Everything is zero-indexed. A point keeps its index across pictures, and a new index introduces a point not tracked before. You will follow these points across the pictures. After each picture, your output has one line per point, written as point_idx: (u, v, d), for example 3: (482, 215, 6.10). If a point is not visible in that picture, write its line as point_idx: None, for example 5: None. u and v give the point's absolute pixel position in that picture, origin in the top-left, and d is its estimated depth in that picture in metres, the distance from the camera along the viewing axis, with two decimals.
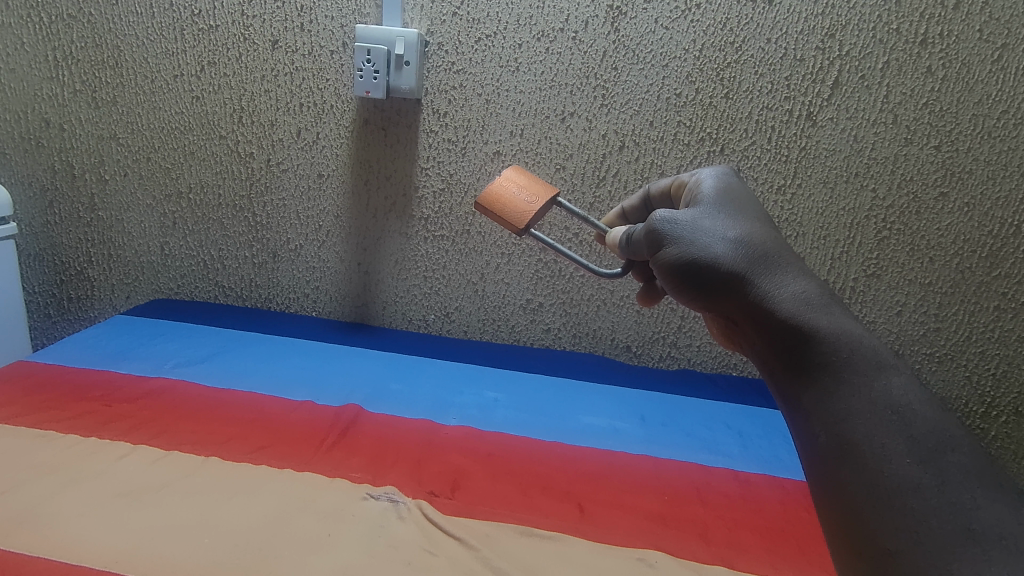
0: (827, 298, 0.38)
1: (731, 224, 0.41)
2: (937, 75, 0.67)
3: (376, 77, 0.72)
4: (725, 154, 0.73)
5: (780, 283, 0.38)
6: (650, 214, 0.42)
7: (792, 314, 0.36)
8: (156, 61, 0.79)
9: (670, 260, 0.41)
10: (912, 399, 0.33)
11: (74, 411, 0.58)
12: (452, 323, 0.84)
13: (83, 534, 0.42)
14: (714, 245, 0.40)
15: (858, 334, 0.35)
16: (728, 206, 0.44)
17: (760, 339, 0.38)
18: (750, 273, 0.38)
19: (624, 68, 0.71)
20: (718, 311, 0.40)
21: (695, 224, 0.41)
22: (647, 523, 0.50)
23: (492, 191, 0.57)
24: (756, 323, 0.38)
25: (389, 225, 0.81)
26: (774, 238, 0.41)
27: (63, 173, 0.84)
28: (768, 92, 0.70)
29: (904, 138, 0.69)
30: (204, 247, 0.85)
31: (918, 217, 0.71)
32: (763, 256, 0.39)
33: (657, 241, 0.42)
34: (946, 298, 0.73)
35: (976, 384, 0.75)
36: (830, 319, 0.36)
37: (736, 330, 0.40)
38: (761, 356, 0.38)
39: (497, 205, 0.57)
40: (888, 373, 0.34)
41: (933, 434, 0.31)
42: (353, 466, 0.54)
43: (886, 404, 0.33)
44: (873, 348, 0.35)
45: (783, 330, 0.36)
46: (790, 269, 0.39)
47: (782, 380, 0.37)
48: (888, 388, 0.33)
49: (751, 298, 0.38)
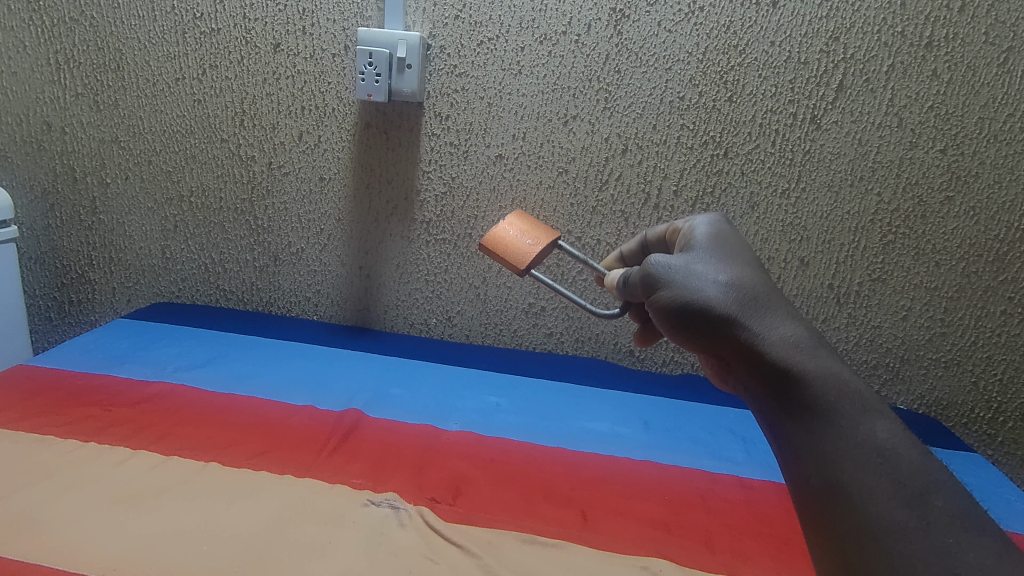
0: (818, 342, 0.36)
1: (723, 266, 0.40)
2: (943, 79, 0.66)
3: (378, 80, 0.72)
4: (729, 157, 0.72)
5: (770, 325, 0.36)
6: (647, 259, 0.42)
7: (782, 356, 0.35)
8: (158, 64, 0.78)
9: (664, 302, 0.40)
10: (898, 443, 0.31)
11: (74, 416, 0.58)
12: (453, 327, 0.84)
13: (80, 540, 0.42)
14: (705, 286, 0.38)
15: (844, 379, 0.34)
16: (722, 249, 0.43)
17: (751, 381, 0.36)
18: (740, 316, 0.37)
19: (627, 71, 0.71)
20: (710, 352, 0.38)
21: (688, 267, 0.40)
22: (651, 530, 0.50)
23: (495, 233, 0.57)
24: (746, 365, 0.36)
25: (391, 228, 0.81)
26: (765, 282, 0.39)
27: (65, 176, 0.83)
28: (772, 95, 0.69)
29: (910, 141, 0.69)
30: (205, 250, 0.85)
31: (924, 220, 0.71)
32: (753, 298, 0.38)
33: (652, 284, 0.41)
34: (952, 303, 0.73)
35: (983, 390, 0.75)
36: (817, 362, 0.34)
37: (727, 372, 0.38)
38: (753, 399, 0.36)
39: (497, 247, 0.56)
40: (874, 417, 0.32)
41: (920, 477, 0.30)
42: (353, 472, 0.53)
43: (873, 447, 0.31)
44: (860, 391, 0.33)
45: (772, 373, 0.35)
46: (780, 311, 0.37)
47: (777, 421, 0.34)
48: (874, 431, 0.31)
49: (740, 340, 0.36)
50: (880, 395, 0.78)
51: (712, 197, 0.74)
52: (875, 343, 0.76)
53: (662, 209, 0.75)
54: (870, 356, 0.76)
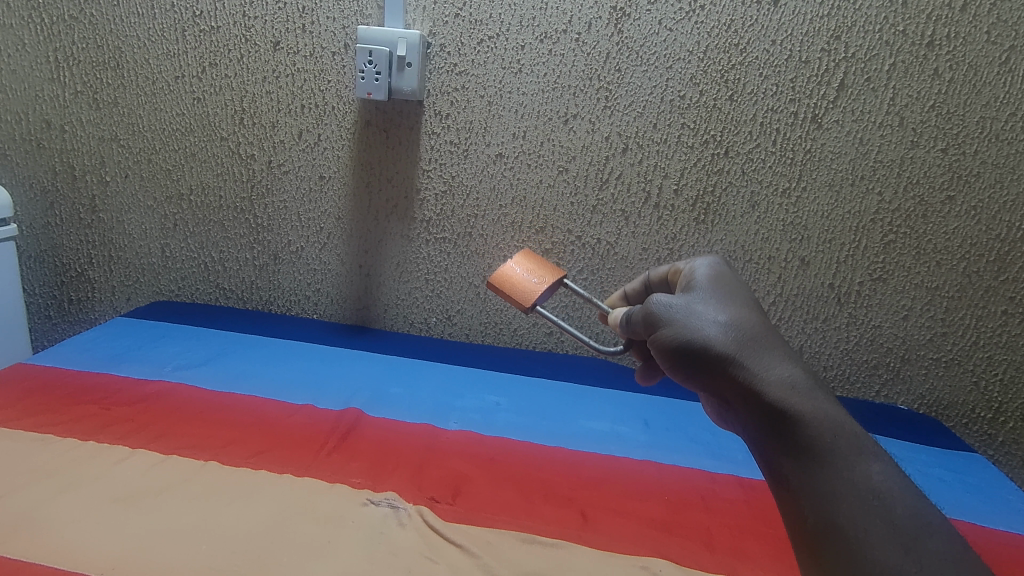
0: (816, 385, 0.36)
1: (723, 307, 0.41)
2: (944, 78, 0.66)
3: (377, 78, 0.72)
4: (730, 156, 0.72)
5: (768, 366, 0.36)
6: (650, 298, 0.43)
7: (779, 398, 0.35)
8: (157, 62, 0.78)
9: (665, 339, 0.40)
10: (894, 485, 0.31)
11: (73, 414, 0.58)
12: (453, 326, 0.84)
13: (80, 539, 0.42)
14: (706, 325, 0.39)
15: (839, 421, 0.33)
16: (722, 288, 0.43)
17: (750, 421, 0.36)
18: (739, 355, 0.37)
19: (627, 69, 0.71)
20: (709, 391, 0.38)
21: (688, 306, 0.41)
22: (650, 530, 0.49)
23: (501, 272, 0.57)
24: (745, 405, 0.36)
25: (391, 227, 0.80)
26: (764, 323, 0.39)
27: (64, 174, 0.83)
28: (772, 94, 0.69)
29: (911, 140, 0.69)
30: (205, 249, 0.85)
31: (925, 220, 0.70)
32: (752, 337, 0.38)
33: (654, 322, 0.42)
34: (953, 302, 0.73)
35: (983, 390, 0.75)
36: (814, 404, 0.34)
37: (727, 411, 0.38)
38: (752, 440, 0.36)
39: (502, 284, 0.57)
40: (869, 458, 0.32)
41: (915, 520, 0.30)
42: (352, 470, 0.53)
43: (868, 489, 0.31)
44: (855, 433, 0.33)
45: (770, 414, 0.35)
46: (778, 351, 0.37)
47: (774, 459, 0.34)
48: (869, 474, 0.31)
49: (739, 380, 0.36)
50: (881, 395, 0.78)
51: (712, 196, 0.73)
52: (876, 343, 0.76)
53: (663, 207, 0.75)
54: (870, 356, 0.76)
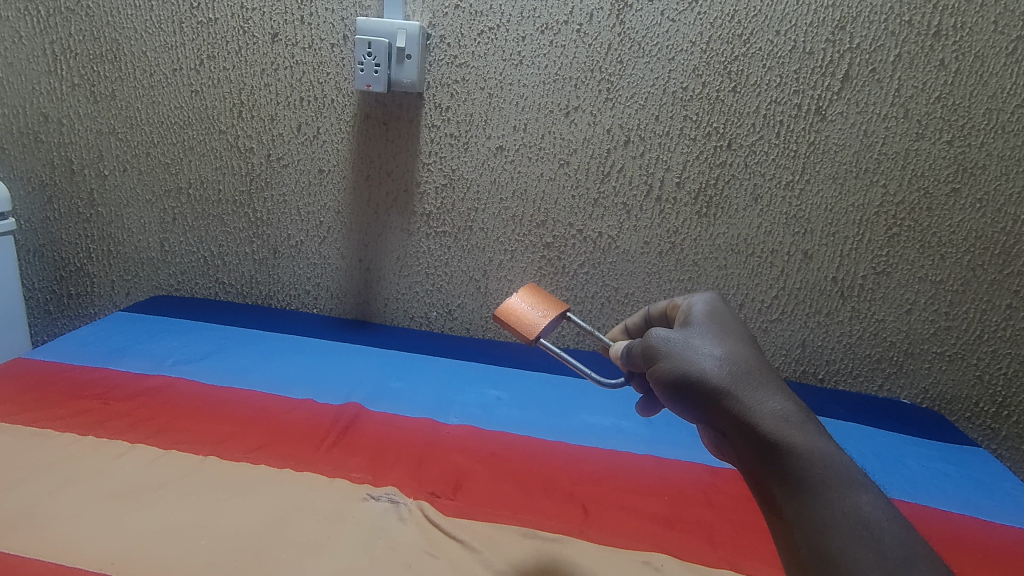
0: (808, 416, 0.36)
1: (718, 339, 0.40)
2: (950, 69, 0.65)
3: (377, 70, 0.71)
4: (733, 148, 0.71)
5: (762, 398, 0.36)
6: (648, 332, 0.42)
7: (773, 431, 0.35)
8: (155, 54, 0.78)
9: (663, 373, 0.40)
10: (882, 515, 0.31)
11: (73, 408, 0.58)
12: (454, 320, 0.83)
13: (78, 535, 0.42)
14: (702, 358, 0.39)
15: (830, 452, 0.34)
16: (720, 322, 0.42)
17: (744, 452, 0.36)
18: (733, 389, 0.37)
19: (629, 61, 0.70)
20: (705, 423, 0.38)
21: (685, 339, 0.40)
22: (653, 525, 0.49)
23: (506, 304, 0.54)
24: (739, 438, 0.36)
25: (391, 221, 0.80)
26: (758, 356, 0.39)
27: (62, 167, 0.83)
28: (776, 85, 0.69)
29: (916, 132, 0.68)
30: (204, 243, 0.84)
31: (929, 213, 0.70)
32: (747, 371, 0.38)
33: (651, 356, 0.41)
34: (958, 296, 0.72)
35: (987, 383, 0.74)
36: (806, 436, 0.34)
37: (722, 442, 0.38)
38: (747, 471, 0.36)
39: (505, 318, 0.54)
40: (858, 489, 0.32)
41: (903, 549, 0.30)
42: (353, 466, 0.53)
43: (857, 519, 0.31)
44: (846, 464, 0.33)
45: (764, 447, 0.35)
46: (772, 386, 0.37)
47: (768, 487, 0.35)
48: (858, 503, 0.32)
49: (733, 413, 0.36)
50: (884, 389, 0.77)
51: (715, 189, 0.73)
52: (879, 337, 0.75)
53: (664, 201, 0.74)
54: (873, 350, 0.76)
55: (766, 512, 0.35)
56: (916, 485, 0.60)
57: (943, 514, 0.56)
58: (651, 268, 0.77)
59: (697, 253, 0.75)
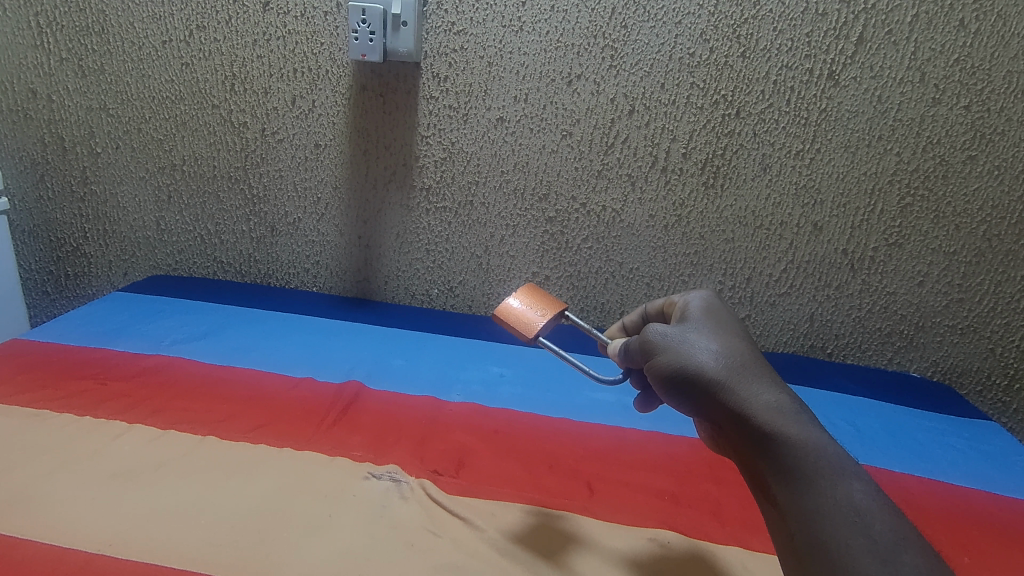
0: (802, 408, 0.35)
1: (715, 334, 0.40)
2: (970, 29, 0.63)
3: (372, 39, 0.69)
4: (742, 117, 0.69)
5: (757, 392, 0.35)
6: (645, 327, 0.41)
7: (768, 423, 0.34)
8: (143, 26, 0.75)
9: (659, 368, 0.39)
10: (873, 502, 0.30)
11: (69, 389, 0.57)
12: (455, 298, 0.82)
13: (76, 516, 0.41)
14: (698, 352, 0.38)
15: (822, 441, 0.33)
16: (716, 317, 0.42)
17: (739, 445, 0.35)
18: (730, 383, 0.36)
19: (634, 25, 0.67)
20: (702, 417, 0.38)
21: (683, 334, 0.40)
22: (659, 501, 0.49)
23: (505, 302, 0.52)
24: (735, 430, 0.35)
25: (390, 196, 0.78)
26: (754, 350, 0.39)
27: (53, 146, 0.81)
28: (788, 50, 0.66)
29: (933, 97, 0.65)
30: (200, 221, 0.83)
31: (944, 181, 0.68)
32: (743, 365, 0.37)
33: (649, 352, 0.40)
34: (971, 268, 0.70)
35: (1000, 356, 0.73)
36: (801, 429, 0.34)
37: (720, 433, 0.37)
38: (744, 463, 0.35)
39: (501, 318, 0.51)
40: (851, 477, 0.31)
41: (895, 536, 0.29)
42: (353, 444, 0.52)
43: (849, 506, 0.30)
44: (839, 454, 0.32)
45: (759, 438, 0.34)
46: (769, 379, 0.36)
47: (763, 477, 0.34)
48: (850, 491, 0.31)
49: (728, 407, 0.36)
50: (893, 362, 0.76)
51: (722, 159, 0.71)
52: (889, 310, 0.74)
53: (670, 172, 0.72)
54: (884, 323, 0.75)
55: (763, 503, 0.34)
56: (927, 459, 0.59)
57: (950, 487, 0.55)
58: (656, 242, 0.75)
59: (703, 226, 0.74)
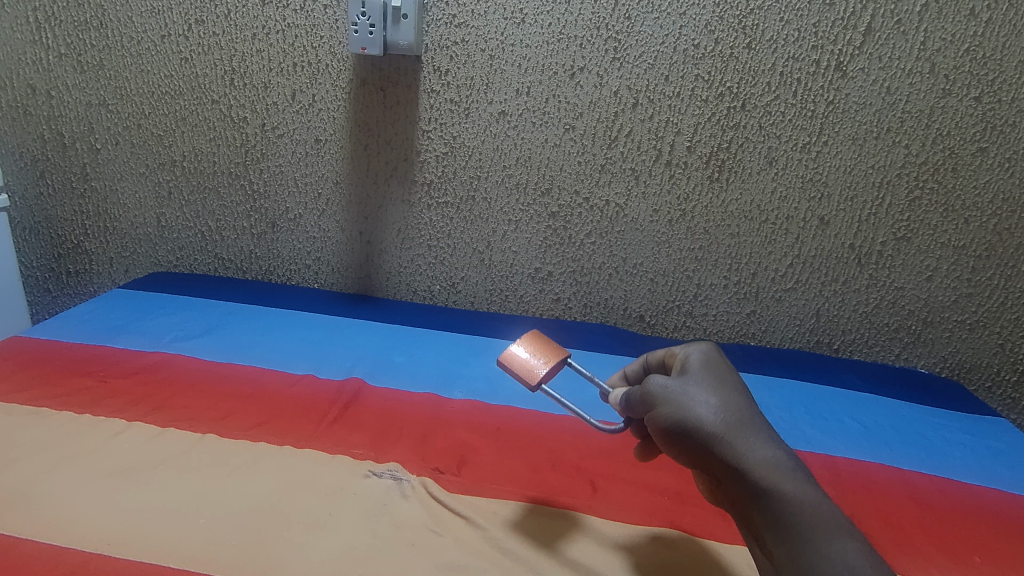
0: (798, 462, 0.35)
1: (716, 384, 0.39)
2: (981, 19, 0.61)
3: (372, 31, 0.68)
4: (747, 109, 0.68)
5: (756, 448, 0.35)
6: (646, 380, 0.40)
7: (766, 480, 0.34)
8: (141, 20, 0.74)
9: (660, 420, 0.38)
10: (867, 562, 0.30)
11: (69, 387, 0.57)
12: (457, 294, 0.82)
13: (74, 514, 0.41)
14: (698, 405, 0.37)
15: (818, 499, 0.33)
16: (715, 364, 0.41)
17: (738, 497, 0.35)
18: (730, 439, 0.36)
19: (637, 16, 0.66)
20: (701, 468, 0.37)
21: (683, 385, 0.39)
22: (665, 500, 0.48)
23: (511, 350, 0.50)
24: (734, 483, 0.35)
25: (391, 191, 0.77)
26: (751, 403, 0.38)
27: (54, 142, 0.80)
28: (794, 41, 0.65)
29: (943, 88, 0.64)
30: (201, 217, 0.82)
31: (954, 174, 0.67)
32: (741, 419, 0.37)
33: (649, 403, 0.39)
34: (980, 263, 0.69)
35: (1010, 351, 0.72)
36: (798, 485, 0.34)
37: (717, 485, 0.37)
38: (740, 514, 0.35)
39: (505, 365, 0.49)
40: (845, 536, 0.32)
41: None
42: (354, 442, 0.52)
43: (844, 566, 0.30)
44: (834, 511, 0.33)
45: (757, 493, 0.34)
46: (767, 435, 0.36)
47: (760, 529, 0.34)
48: (844, 550, 0.31)
49: (727, 461, 0.35)
50: (900, 358, 0.75)
51: (727, 153, 0.70)
52: (898, 306, 0.73)
53: (675, 166, 0.71)
54: (892, 318, 0.74)
55: (758, 552, 0.34)
56: (936, 455, 0.58)
57: (960, 486, 0.54)
58: (660, 237, 0.74)
59: (708, 221, 0.73)
